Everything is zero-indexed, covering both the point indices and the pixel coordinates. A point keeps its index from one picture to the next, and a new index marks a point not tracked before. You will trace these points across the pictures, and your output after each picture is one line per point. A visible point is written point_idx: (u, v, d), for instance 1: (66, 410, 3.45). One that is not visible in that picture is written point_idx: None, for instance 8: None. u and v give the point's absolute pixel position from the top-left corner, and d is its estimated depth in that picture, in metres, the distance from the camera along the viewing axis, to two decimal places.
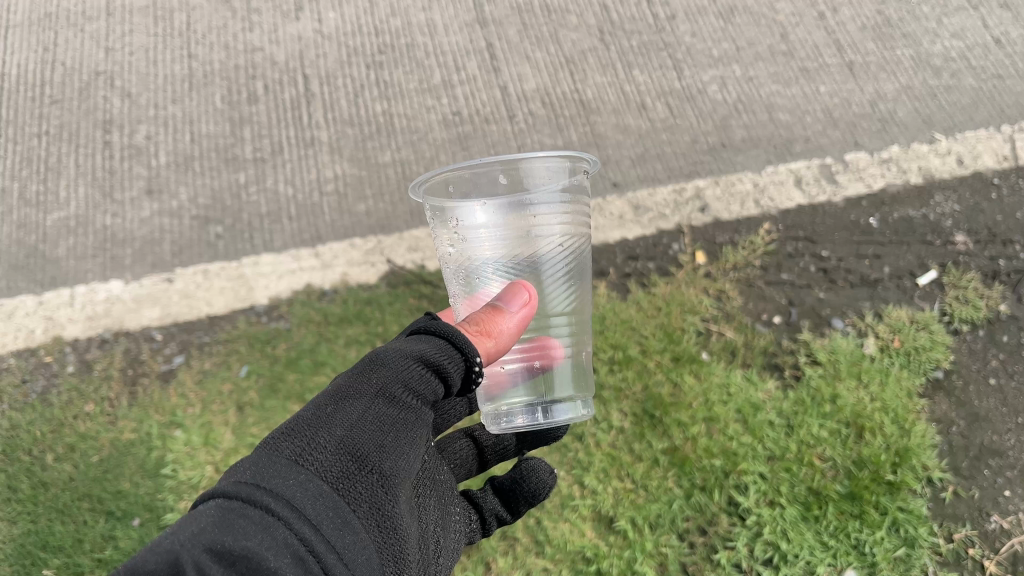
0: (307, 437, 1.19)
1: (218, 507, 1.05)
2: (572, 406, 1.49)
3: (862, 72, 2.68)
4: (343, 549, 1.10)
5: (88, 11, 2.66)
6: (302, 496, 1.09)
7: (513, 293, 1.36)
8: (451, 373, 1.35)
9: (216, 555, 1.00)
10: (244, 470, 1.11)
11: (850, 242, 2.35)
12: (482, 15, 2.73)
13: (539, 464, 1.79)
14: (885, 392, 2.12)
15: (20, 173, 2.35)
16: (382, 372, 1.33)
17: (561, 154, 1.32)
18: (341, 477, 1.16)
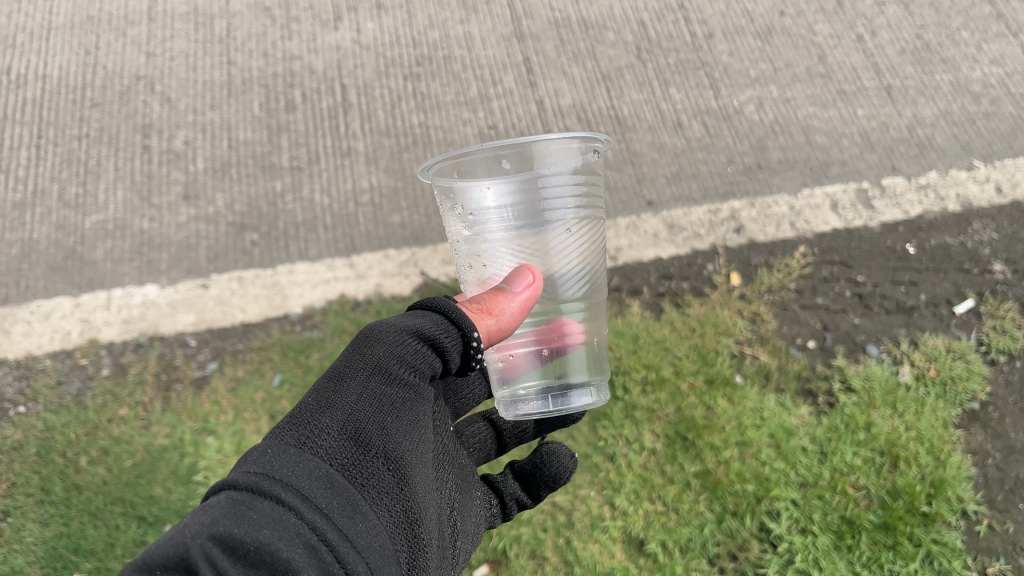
0: (312, 424, 1.22)
1: (228, 499, 1.06)
2: (585, 393, 1.49)
3: (900, 96, 2.66)
4: (355, 536, 1.12)
5: (130, 15, 2.69)
6: (310, 486, 1.12)
7: (517, 275, 1.36)
8: (448, 349, 1.39)
9: (225, 546, 1.01)
10: (252, 461, 1.13)
11: (886, 267, 2.32)
12: (520, 29, 2.73)
13: (560, 447, 1.73)
14: (920, 421, 2.09)
15: (60, 175, 2.37)
16: (377, 348, 1.37)
17: (573, 135, 1.30)
18: (345, 464, 1.19)
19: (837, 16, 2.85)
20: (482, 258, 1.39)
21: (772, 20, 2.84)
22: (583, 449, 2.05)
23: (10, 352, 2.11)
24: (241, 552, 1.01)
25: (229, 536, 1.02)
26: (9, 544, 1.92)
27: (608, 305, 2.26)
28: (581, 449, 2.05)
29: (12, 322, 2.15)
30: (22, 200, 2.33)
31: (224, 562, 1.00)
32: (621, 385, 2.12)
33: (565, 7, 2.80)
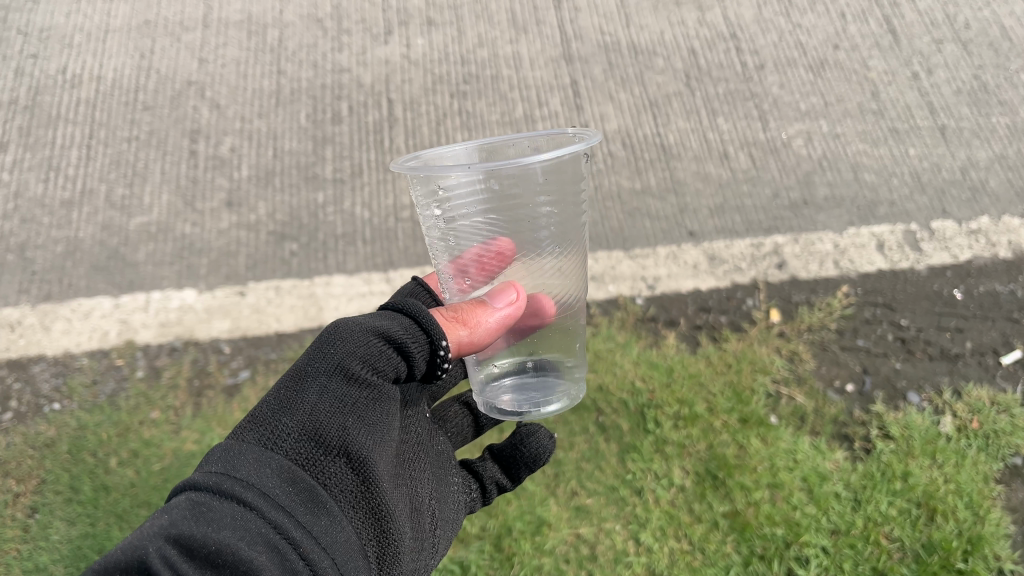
0: (270, 427, 1.21)
1: (186, 502, 1.07)
2: (559, 395, 1.46)
3: (954, 137, 2.60)
4: (318, 533, 1.13)
5: (185, 21, 2.73)
6: (271, 486, 1.12)
7: (500, 291, 1.31)
8: (414, 354, 1.36)
9: (183, 546, 1.01)
10: (212, 462, 1.14)
11: (931, 312, 2.27)
12: (569, 52, 2.73)
13: (538, 427, 1.68)
14: (959, 474, 2.01)
15: (108, 176, 2.41)
16: (338, 349, 1.32)
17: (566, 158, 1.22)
18: (307, 463, 1.20)
19: (893, 53, 2.80)
20: (456, 242, 1.33)
21: (825, 54, 2.80)
22: (611, 481, 2.02)
23: (48, 348, 2.14)
24: (201, 552, 1.01)
25: (188, 535, 1.02)
26: (35, 540, 1.90)
27: (643, 335, 2.23)
28: (608, 481, 2.02)
29: (52, 318, 2.18)
30: (69, 197, 2.37)
31: (184, 563, 1.00)
32: (652, 418, 2.09)
33: (615, 32, 2.80)
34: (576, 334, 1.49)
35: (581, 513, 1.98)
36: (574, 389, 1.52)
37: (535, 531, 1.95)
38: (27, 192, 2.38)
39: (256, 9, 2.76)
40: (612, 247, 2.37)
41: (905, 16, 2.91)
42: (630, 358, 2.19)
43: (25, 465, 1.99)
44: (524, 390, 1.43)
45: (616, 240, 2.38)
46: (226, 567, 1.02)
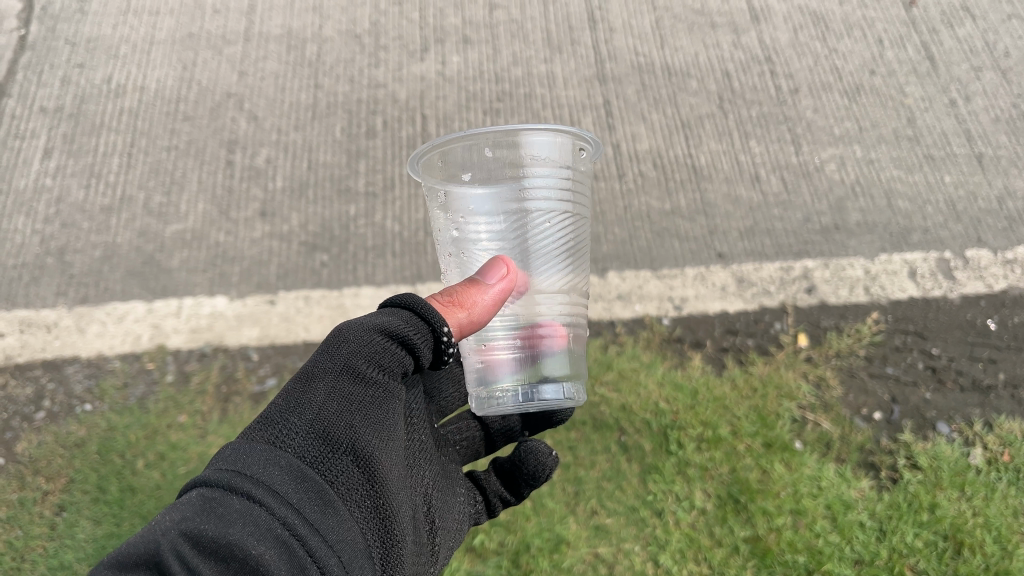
0: (280, 425, 1.23)
1: (198, 497, 1.09)
2: (560, 386, 1.42)
3: (991, 165, 2.57)
4: (326, 530, 1.14)
5: (227, 35, 2.79)
6: (281, 482, 1.13)
7: (490, 267, 1.34)
8: (419, 347, 1.37)
9: (194, 540, 1.05)
10: (224, 459, 1.16)
11: (963, 341, 2.24)
12: (602, 72, 2.75)
13: (538, 442, 1.65)
14: (989, 507, 1.99)
15: (147, 184, 2.47)
16: (342, 350, 1.34)
17: (559, 130, 1.35)
18: (316, 461, 1.20)
19: (930, 79, 2.78)
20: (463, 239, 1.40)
21: (861, 79, 2.78)
22: (631, 502, 2.01)
23: (82, 350, 2.18)
24: (212, 547, 1.05)
25: (199, 532, 1.06)
26: (61, 538, 1.95)
27: (668, 355, 2.22)
28: (628, 501, 2.01)
29: (87, 321, 2.22)
30: (109, 204, 2.43)
31: (196, 557, 1.04)
32: (675, 439, 2.08)
33: (649, 53, 2.80)
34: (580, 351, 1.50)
35: (599, 533, 1.97)
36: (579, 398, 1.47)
37: (553, 548, 1.94)
38: (69, 196, 2.44)
39: (296, 25, 2.82)
40: (640, 266, 2.35)
41: (944, 42, 2.87)
42: (654, 379, 2.17)
43: (55, 464, 2.03)
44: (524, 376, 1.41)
45: (644, 259, 2.37)
46: (234, 562, 1.05)
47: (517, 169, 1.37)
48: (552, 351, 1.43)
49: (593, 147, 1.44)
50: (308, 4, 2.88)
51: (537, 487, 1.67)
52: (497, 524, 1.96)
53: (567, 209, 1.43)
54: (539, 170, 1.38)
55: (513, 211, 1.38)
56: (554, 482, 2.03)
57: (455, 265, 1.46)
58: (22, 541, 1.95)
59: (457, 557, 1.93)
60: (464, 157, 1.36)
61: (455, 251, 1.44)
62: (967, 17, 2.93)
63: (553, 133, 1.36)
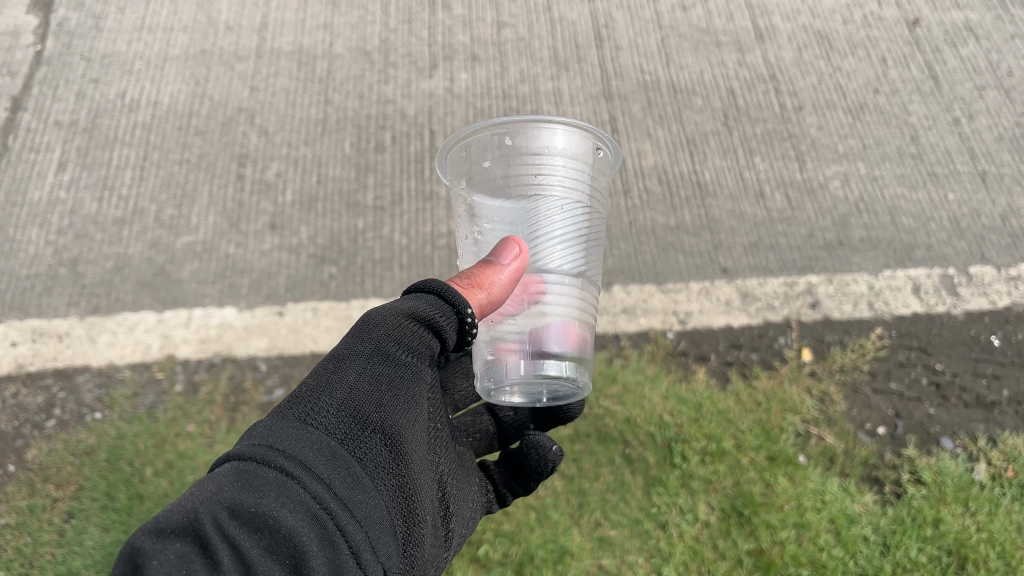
0: (312, 401, 1.25)
1: (234, 469, 1.11)
2: (560, 361, 1.43)
3: (995, 183, 2.59)
4: (355, 505, 1.16)
5: (239, 51, 2.84)
6: (313, 457, 1.15)
7: (504, 247, 1.36)
8: (444, 328, 1.39)
9: (231, 510, 1.06)
10: (258, 433, 1.17)
11: (967, 357, 2.26)
12: (609, 89, 2.78)
13: (542, 437, 1.66)
14: (993, 523, 2.00)
15: (159, 197, 2.50)
16: (372, 333, 1.38)
17: (577, 124, 1.44)
18: (345, 438, 1.22)
19: (934, 98, 2.80)
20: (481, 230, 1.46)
21: (865, 97, 2.81)
22: (635, 514, 2.02)
23: (93, 359, 2.21)
24: (248, 516, 1.06)
25: (235, 503, 1.07)
26: (69, 545, 1.97)
27: (672, 369, 2.23)
28: (632, 513, 2.02)
29: (98, 331, 2.25)
30: (121, 216, 2.46)
31: (232, 527, 1.05)
32: (679, 452, 2.09)
33: (655, 71, 2.84)
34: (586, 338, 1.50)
35: (604, 544, 1.98)
36: (581, 379, 1.47)
37: (557, 559, 1.95)
38: (82, 209, 2.47)
39: (307, 41, 2.86)
40: (645, 280, 2.37)
41: (947, 61, 2.90)
42: (658, 392, 2.18)
43: (64, 471, 2.06)
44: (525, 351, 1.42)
45: (649, 273, 2.39)
46: (269, 532, 1.06)
47: (536, 157, 1.44)
48: (557, 336, 1.43)
49: (610, 148, 1.52)
50: (319, 21, 2.92)
51: (543, 480, 1.66)
52: (502, 535, 1.98)
53: (583, 201, 1.48)
54: (556, 159, 1.45)
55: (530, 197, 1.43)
56: (558, 494, 2.04)
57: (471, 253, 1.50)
58: (30, 547, 1.97)
59: (462, 566, 1.94)
60: (486, 147, 1.46)
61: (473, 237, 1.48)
62: (970, 38, 2.96)
63: (573, 125, 1.44)
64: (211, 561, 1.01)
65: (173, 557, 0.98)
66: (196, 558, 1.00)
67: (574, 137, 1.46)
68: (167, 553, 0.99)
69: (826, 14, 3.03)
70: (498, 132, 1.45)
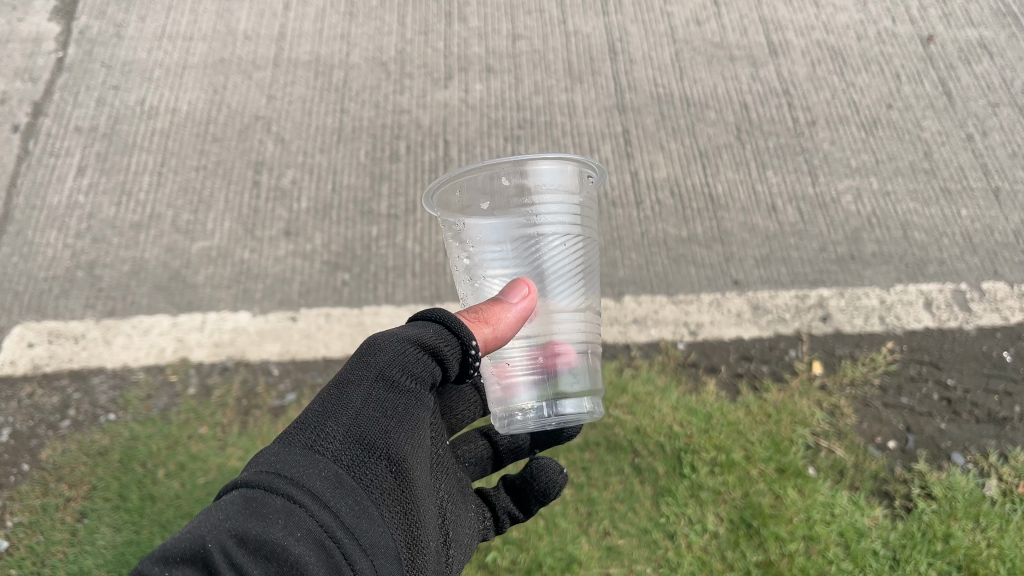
0: (318, 429, 1.24)
1: (240, 497, 1.09)
2: (579, 401, 1.46)
3: (1008, 200, 2.59)
4: (361, 534, 1.14)
5: (258, 60, 2.87)
6: (320, 485, 1.14)
7: (513, 286, 1.35)
8: (448, 358, 1.39)
9: (239, 539, 1.04)
10: (264, 463, 1.16)
11: (979, 373, 2.25)
12: (622, 102, 2.80)
13: (547, 459, 1.69)
14: (1003, 539, 1.98)
15: (175, 202, 2.53)
16: (377, 358, 1.37)
17: (566, 157, 1.38)
18: (351, 465, 1.21)
19: (948, 114, 2.81)
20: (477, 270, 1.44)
21: (878, 112, 2.81)
22: (643, 524, 2.02)
23: (108, 361, 2.23)
24: (255, 545, 1.04)
25: (243, 531, 1.05)
26: (81, 544, 1.99)
27: (682, 380, 2.23)
28: (641, 523, 2.02)
29: (114, 333, 2.28)
30: (139, 220, 2.49)
31: (240, 556, 1.02)
32: (689, 463, 2.09)
33: (668, 84, 2.85)
34: (595, 368, 1.53)
35: (612, 554, 1.99)
36: (598, 409, 1.52)
37: (565, 568, 1.96)
38: (100, 213, 2.51)
39: (324, 51, 2.90)
40: (656, 291, 2.38)
41: (961, 78, 2.91)
42: (668, 403, 2.19)
43: (78, 471, 2.08)
44: (545, 396, 1.44)
45: (660, 285, 2.39)
46: (276, 562, 1.04)
47: (532, 197, 1.39)
48: (571, 374, 1.45)
49: (599, 172, 1.47)
50: (336, 31, 2.96)
51: (546, 504, 1.70)
52: (510, 542, 1.98)
53: (577, 232, 1.45)
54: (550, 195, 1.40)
55: (529, 237, 1.40)
56: (567, 502, 2.05)
57: (468, 286, 1.48)
58: (42, 546, 1.99)
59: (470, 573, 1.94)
60: (477, 189, 1.39)
61: (468, 271, 1.45)
62: (984, 55, 2.97)
63: (563, 161, 1.39)
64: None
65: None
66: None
67: (566, 171, 1.41)
68: None
69: (839, 29, 3.05)
70: (488, 175, 1.37)
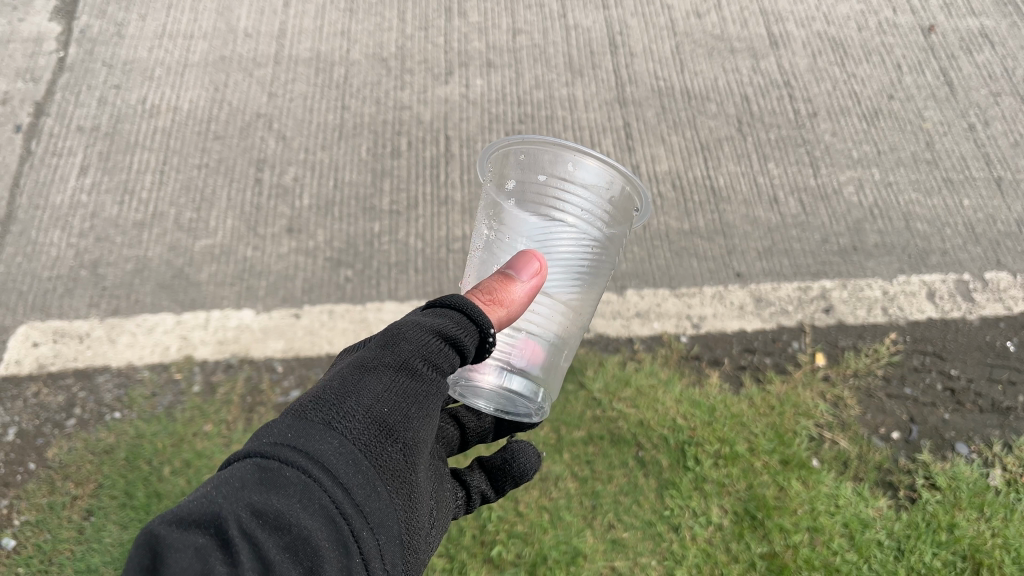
0: (338, 402, 1.18)
1: (255, 465, 1.04)
2: (531, 390, 1.56)
3: (1010, 189, 2.59)
4: (372, 514, 1.09)
5: (258, 58, 2.87)
6: (336, 460, 1.08)
7: (524, 263, 1.42)
8: (467, 346, 1.36)
9: (252, 509, 0.99)
10: (277, 430, 1.10)
11: (982, 363, 2.26)
12: (623, 95, 2.79)
13: (524, 442, 1.64)
14: (1008, 528, 1.98)
15: (178, 201, 2.54)
16: (403, 347, 1.30)
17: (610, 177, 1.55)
18: (369, 444, 1.15)
19: (949, 103, 2.80)
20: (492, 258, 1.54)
21: (880, 103, 2.81)
22: (648, 516, 2.03)
23: (113, 360, 2.24)
24: (268, 517, 1.00)
25: (256, 502, 1.00)
26: (88, 542, 2.00)
27: (685, 373, 2.23)
28: (645, 516, 2.03)
29: (118, 331, 2.29)
30: (142, 219, 2.50)
31: (252, 526, 0.98)
32: (692, 455, 2.09)
33: (669, 77, 2.85)
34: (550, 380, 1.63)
35: (616, 546, 1.99)
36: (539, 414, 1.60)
37: (570, 561, 1.96)
38: (103, 212, 2.51)
39: (325, 48, 2.90)
40: (658, 284, 2.38)
41: (963, 67, 2.90)
42: (671, 396, 2.19)
43: (83, 469, 2.09)
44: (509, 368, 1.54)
45: (663, 278, 2.39)
46: (287, 534, 1.00)
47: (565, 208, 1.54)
48: (533, 363, 1.56)
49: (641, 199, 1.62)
50: (337, 28, 2.96)
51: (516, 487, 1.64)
52: (514, 536, 1.99)
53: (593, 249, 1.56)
54: (583, 209, 1.55)
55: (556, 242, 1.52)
56: (571, 496, 2.06)
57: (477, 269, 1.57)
58: (49, 544, 2.00)
59: (475, 567, 1.95)
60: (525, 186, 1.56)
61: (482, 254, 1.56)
62: (985, 44, 2.96)
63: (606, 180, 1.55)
64: (230, 560, 0.93)
65: (191, 551, 0.91)
66: (214, 554, 0.92)
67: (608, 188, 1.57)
68: (188, 548, 0.91)
69: (840, 20, 3.04)
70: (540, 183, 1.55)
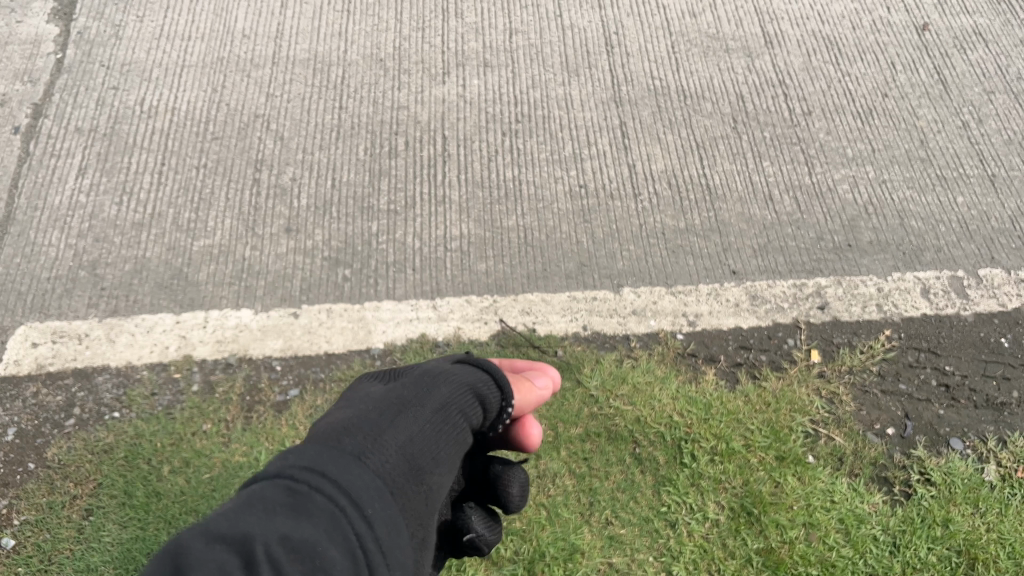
0: (368, 440, 1.24)
1: (286, 488, 1.08)
2: None
3: (1004, 186, 2.61)
4: (389, 551, 1.12)
5: (256, 58, 2.88)
6: (362, 494, 1.13)
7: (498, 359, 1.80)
8: (491, 403, 1.48)
9: (277, 533, 1.01)
10: (308, 454, 1.14)
11: (976, 359, 2.27)
12: (618, 95, 2.81)
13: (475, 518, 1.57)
14: (1002, 523, 2.03)
15: (176, 201, 2.55)
16: (439, 392, 1.41)
17: None
18: (392, 485, 1.20)
19: (943, 102, 2.82)
20: None
21: (875, 101, 2.82)
22: (645, 513, 2.04)
23: (112, 360, 2.25)
24: (293, 540, 1.01)
25: (283, 527, 1.02)
26: (87, 541, 2.01)
27: (682, 370, 2.25)
28: (642, 512, 2.04)
29: (117, 331, 2.29)
30: (140, 219, 2.51)
31: (278, 549, 1.00)
32: (689, 452, 2.11)
33: (665, 76, 2.86)
34: None
35: (614, 543, 2.00)
36: None
37: (568, 557, 1.97)
38: (102, 213, 2.52)
39: (322, 49, 2.91)
40: (655, 282, 2.39)
41: (957, 65, 2.91)
42: (668, 393, 2.20)
43: (83, 469, 2.10)
44: None
45: (659, 277, 2.40)
46: (309, 560, 1.01)
47: None
48: None
49: None
50: (334, 29, 2.97)
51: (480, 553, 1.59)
52: (513, 532, 2.00)
53: None
54: None
55: None
56: (569, 492, 2.06)
57: None
58: (49, 543, 2.01)
59: (474, 563, 1.94)
60: None
61: None
62: (979, 43, 2.98)
63: None
64: None
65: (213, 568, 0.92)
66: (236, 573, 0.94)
67: None
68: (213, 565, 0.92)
69: (835, 19, 3.05)
70: None
